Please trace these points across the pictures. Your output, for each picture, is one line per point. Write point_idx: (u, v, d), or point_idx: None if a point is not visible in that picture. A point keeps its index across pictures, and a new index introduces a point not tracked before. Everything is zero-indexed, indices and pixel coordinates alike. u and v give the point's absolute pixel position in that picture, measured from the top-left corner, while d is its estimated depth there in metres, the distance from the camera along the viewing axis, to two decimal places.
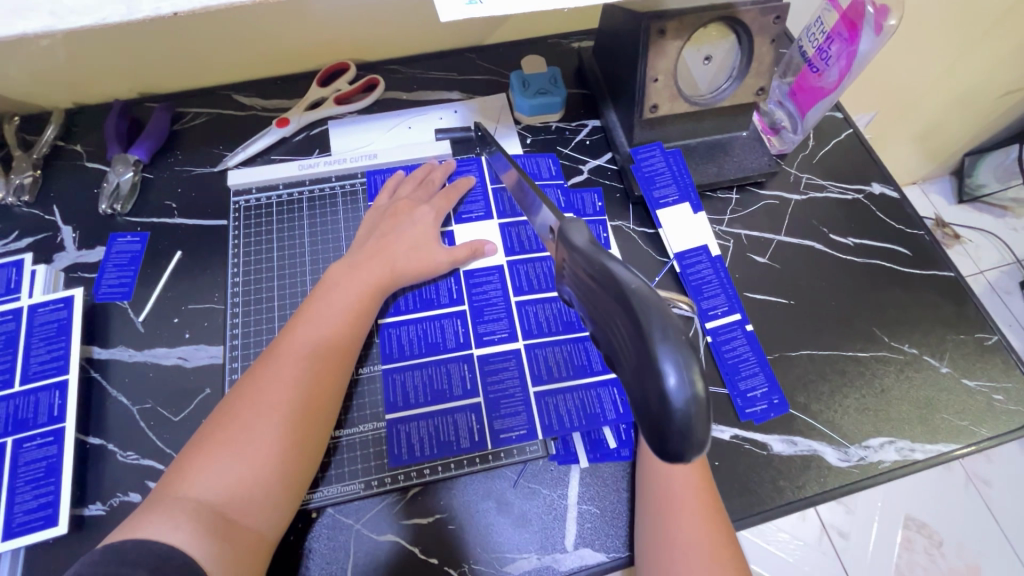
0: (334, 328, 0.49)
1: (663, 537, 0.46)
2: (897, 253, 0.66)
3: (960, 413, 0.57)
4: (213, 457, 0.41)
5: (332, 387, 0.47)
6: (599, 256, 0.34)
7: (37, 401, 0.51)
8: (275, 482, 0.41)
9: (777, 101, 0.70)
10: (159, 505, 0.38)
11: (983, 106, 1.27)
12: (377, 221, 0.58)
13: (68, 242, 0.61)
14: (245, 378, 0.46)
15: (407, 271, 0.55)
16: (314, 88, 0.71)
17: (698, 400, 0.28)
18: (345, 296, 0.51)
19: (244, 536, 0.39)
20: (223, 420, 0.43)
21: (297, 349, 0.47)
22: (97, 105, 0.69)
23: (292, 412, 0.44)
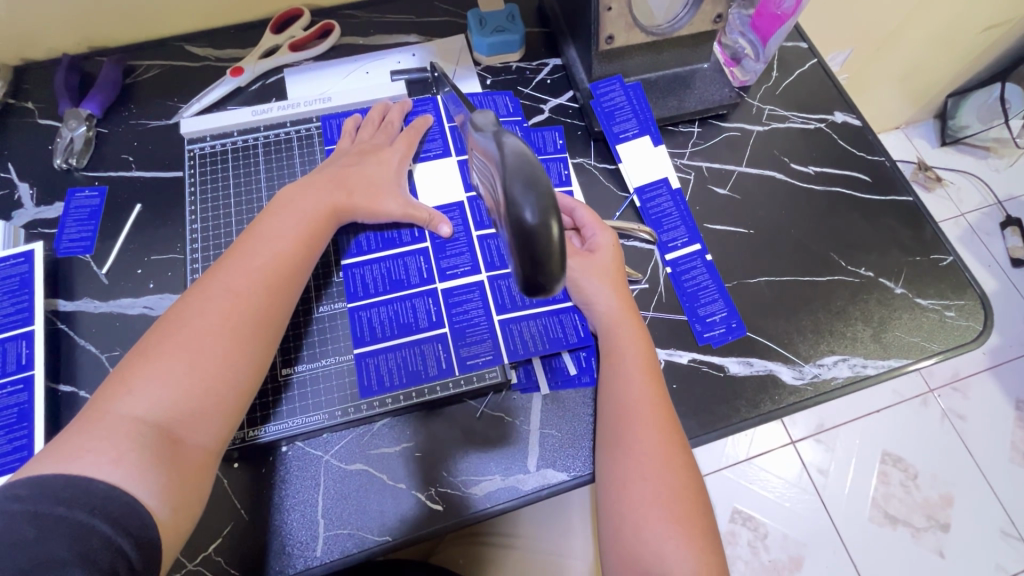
0: (281, 257, 0.49)
1: (620, 454, 0.47)
2: (858, 179, 0.66)
3: (912, 330, 0.59)
4: (151, 377, 0.41)
5: (277, 314, 0.47)
6: (494, 130, 0.38)
7: (4, 351, 0.52)
8: (219, 405, 0.43)
9: (738, 31, 0.68)
10: (96, 424, 0.39)
11: (963, 43, 1.26)
12: (340, 157, 0.58)
13: (26, 199, 0.61)
14: (187, 300, 0.46)
15: (365, 207, 0.55)
16: (267, 35, 0.69)
17: (547, 234, 0.32)
18: (294, 225, 0.51)
19: (185, 457, 0.40)
20: (162, 341, 0.43)
21: (243, 275, 0.47)
22: (45, 61, 0.68)
23: (234, 336, 0.44)
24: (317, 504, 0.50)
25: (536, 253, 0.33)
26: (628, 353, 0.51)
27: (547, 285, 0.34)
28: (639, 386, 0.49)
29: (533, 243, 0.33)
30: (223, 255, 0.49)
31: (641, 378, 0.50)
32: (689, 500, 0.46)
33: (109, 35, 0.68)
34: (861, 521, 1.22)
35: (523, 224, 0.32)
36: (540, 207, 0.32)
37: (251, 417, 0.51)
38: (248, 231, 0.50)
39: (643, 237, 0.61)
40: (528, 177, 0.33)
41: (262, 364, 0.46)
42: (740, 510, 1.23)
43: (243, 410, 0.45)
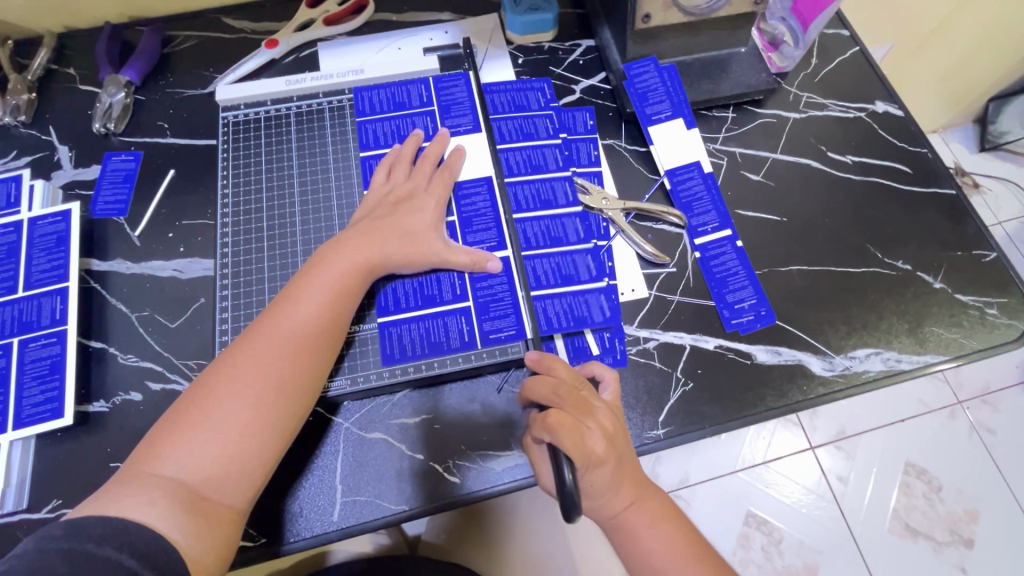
0: (314, 314, 0.48)
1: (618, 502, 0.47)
2: (897, 170, 0.64)
3: (951, 326, 0.57)
4: (186, 439, 0.42)
5: (307, 371, 0.46)
6: None
7: (40, 305, 0.53)
8: (247, 469, 0.43)
9: (779, 17, 0.66)
10: (131, 481, 0.40)
11: (1011, 44, 1.21)
12: (376, 206, 0.55)
13: (65, 160, 0.62)
14: (223, 357, 0.46)
15: (399, 258, 0.52)
16: (302, 9, 0.69)
17: None
18: (325, 283, 0.49)
19: (218, 512, 0.41)
20: (198, 399, 0.43)
21: (276, 335, 0.46)
22: (88, 29, 0.69)
23: (266, 398, 0.44)
24: (335, 469, 0.50)
25: None
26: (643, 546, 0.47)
27: None
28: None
29: None
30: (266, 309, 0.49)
31: (667, 543, 0.47)
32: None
33: (149, 5, 0.69)
34: (881, 532, 1.19)
35: None
36: None
37: None
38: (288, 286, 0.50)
39: (673, 221, 0.60)
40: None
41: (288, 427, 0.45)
42: (755, 514, 1.20)
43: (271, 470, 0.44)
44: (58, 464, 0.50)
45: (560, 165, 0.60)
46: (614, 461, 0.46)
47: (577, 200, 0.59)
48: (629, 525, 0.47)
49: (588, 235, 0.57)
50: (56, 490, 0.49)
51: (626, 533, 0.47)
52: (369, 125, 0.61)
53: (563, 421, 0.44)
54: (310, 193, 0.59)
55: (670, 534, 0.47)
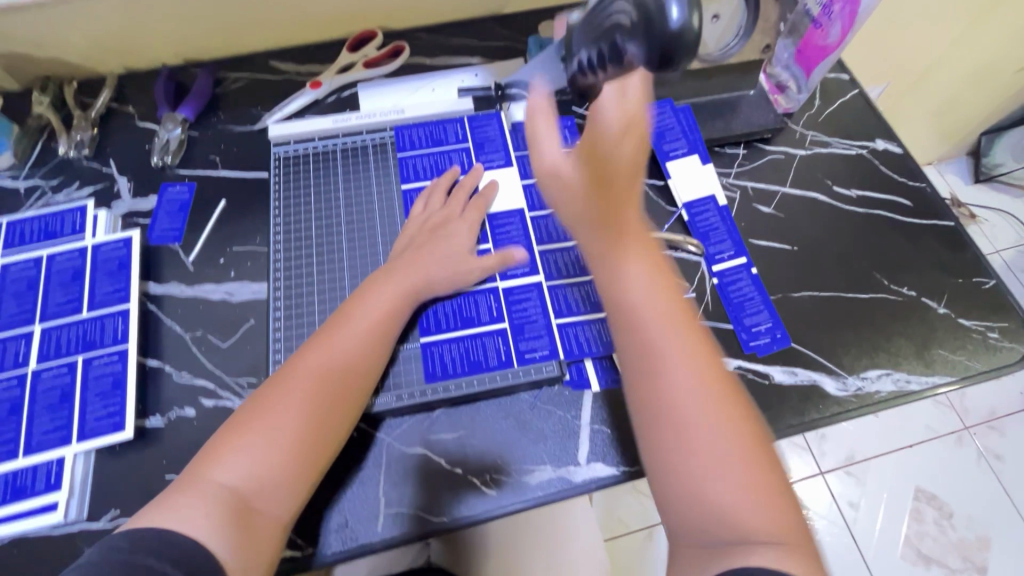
0: (366, 336, 0.52)
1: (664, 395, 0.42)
2: (899, 203, 0.69)
3: (955, 348, 0.60)
4: (241, 450, 0.44)
5: (358, 386, 0.50)
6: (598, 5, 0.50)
7: (103, 325, 0.57)
8: (295, 480, 0.45)
9: (783, 64, 0.71)
10: (189, 489, 0.42)
11: (999, 83, 1.29)
12: (417, 231, 0.60)
13: (125, 191, 0.67)
14: (280, 373, 0.49)
15: (442, 281, 0.57)
16: (344, 53, 0.75)
17: (690, 28, 0.42)
18: (377, 306, 0.53)
19: (263, 525, 0.43)
20: (255, 412, 0.46)
21: (329, 353, 0.50)
22: (147, 71, 0.75)
23: (319, 412, 0.47)
24: (378, 482, 0.53)
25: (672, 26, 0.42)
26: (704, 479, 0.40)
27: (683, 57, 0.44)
28: (750, 511, 0.38)
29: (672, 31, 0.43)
30: (320, 327, 0.53)
31: (709, 409, 0.41)
32: (805, 557, 0.36)
33: (203, 49, 0.75)
34: (893, 558, 1.19)
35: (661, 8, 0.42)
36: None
37: None
38: (340, 308, 0.54)
39: (692, 250, 0.64)
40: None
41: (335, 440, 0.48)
42: None
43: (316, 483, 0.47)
44: (117, 476, 0.52)
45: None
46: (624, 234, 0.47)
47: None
48: (661, 400, 0.42)
49: None
50: (115, 500, 0.52)
51: (653, 365, 0.43)
52: (410, 160, 0.67)
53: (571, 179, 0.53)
54: (355, 223, 0.63)
55: (721, 422, 0.41)
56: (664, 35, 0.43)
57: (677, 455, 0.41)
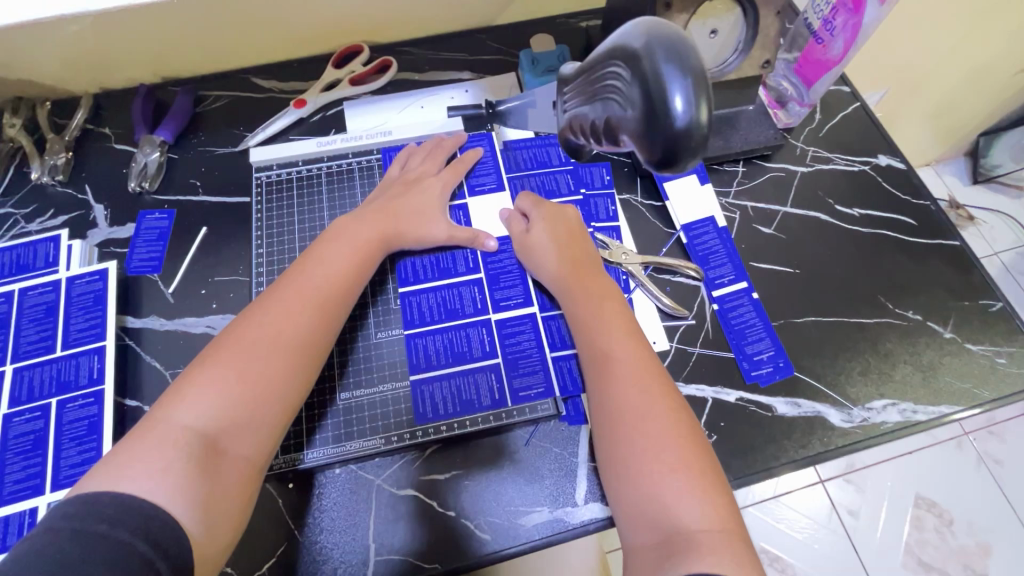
0: (333, 281, 0.53)
1: (619, 409, 0.47)
2: (903, 222, 0.67)
3: (963, 375, 0.59)
4: (204, 390, 0.44)
5: (326, 329, 0.51)
6: (591, 66, 0.41)
7: (77, 365, 0.54)
8: (261, 421, 0.46)
9: (783, 75, 0.70)
10: (150, 434, 0.42)
11: (998, 84, 1.27)
12: (388, 188, 0.61)
13: (101, 219, 0.64)
14: (241, 318, 0.49)
15: (411, 234, 0.58)
16: (329, 69, 0.72)
17: (700, 125, 0.34)
18: (343, 255, 0.54)
19: (230, 463, 0.43)
20: (218, 352, 0.47)
21: (295, 301, 0.50)
22: (123, 90, 0.72)
23: (286, 347, 0.48)
24: (367, 528, 0.51)
25: (675, 131, 0.35)
26: (659, 488, 0.43)
27: (688, 161, 0.37)
28: (685, 503, 0.42)
29: (674, 135, 0.35)
30: (283, 274, 0.53)
31: (649, 418, 0.46)
32: (735, 543, 0.40)
33: (182, 67, 0.72)
34: (894, 566, 1.18)
35: (664, 103, 0.34)
36: (696, 97, 0.33)
37: (296, 440, 0.52)
38: (304, 255, 0.55)
39: (690, 274, 0.62)
40: (672, 46, 0.34)
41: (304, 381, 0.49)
42: (767, 550, 1.19)
43: (285, 427, 0.48)
44: None
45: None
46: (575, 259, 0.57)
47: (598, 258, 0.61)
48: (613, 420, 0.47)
49: None
50: None
51: (602, 382, 0.49)
52: None
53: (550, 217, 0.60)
54: None
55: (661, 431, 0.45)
56: (668, 135, 0.35)
57: (622, 461, 0.45)
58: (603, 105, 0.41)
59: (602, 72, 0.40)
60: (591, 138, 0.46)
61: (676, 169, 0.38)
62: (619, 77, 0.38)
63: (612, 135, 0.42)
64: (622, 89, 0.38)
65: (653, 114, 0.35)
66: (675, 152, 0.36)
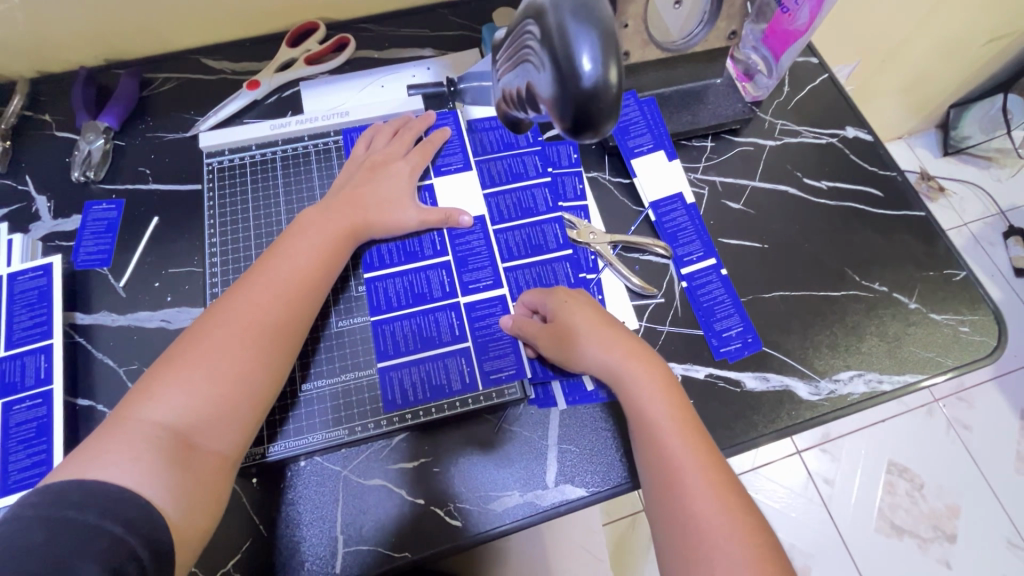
0: (305, 269, 0.51)
1: (670, 486, 0.44)
2: (870, 194, 0.67)
3: (928, 345, 0.59)
4: (174, 384, 0.43)
5: (300, 318, 0.50)
6: (514, 28, 0.41)
7: (23, 365, 0.52)
8: (237, 411, 0.44)
9: (750, 47, 0.68)
10: (118, 429, 0.40)
11: (968, 54, 1.27)
12: (354, 171, 0.59)
13: (44, 211, 0.61)
14: (209, 313, 0.47)
15: (380, 222, 0.56)
16: (284, 48, 0.69)
17: (607, 83, 0.34)
18: (314, 244, 0.53)
19: (205, 457, 0.42)
20: (188, 346, 0.45)
21: (268, 289, 0.49)
22: (62, 73, 0.68)
23: (261, 340, 0.47)
24: (335, 520, 0.50)
25: (584, 90, 0.34)
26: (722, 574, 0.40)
27: (600, 124, 0.36)
28: None
29: (582, 94, 0.34)
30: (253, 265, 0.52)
31: (704, 494, 0.43)
32: None
33: (125, 47, 0.68)
34: (867, 531, 1.22)
35: (570, 58, 0.34)
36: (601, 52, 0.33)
37: (258, 436, 0.51)
38: (273, 246, 0.53)
39: (659, 252, 0.61)
40: (580, 2, 0.34)
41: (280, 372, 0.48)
42: None
43: (260, 421, 0.46)
44: None
45: (549, 205, 0.62)
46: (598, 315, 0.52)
47: (566, 240, 0.60)
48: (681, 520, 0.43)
49: (579, 281, 0.59)
50: None
51: (653, 452, 0.46)
52: None
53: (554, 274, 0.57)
54: None
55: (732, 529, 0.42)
56: (576, 94, 0.34)
57: (697, 573, 0.41)
58: (524, 70, 0.40)
59: (520, 30, 0.39)
60: (519, 107, 0.46)
61: (594, 137, 0.37)
62: (533, 38, 0.37)
63: (533, 102, 0.41)
64: (535, 52, 0.37)
65: (560, 75, 0.35)
66: (584, 117, 0.35)
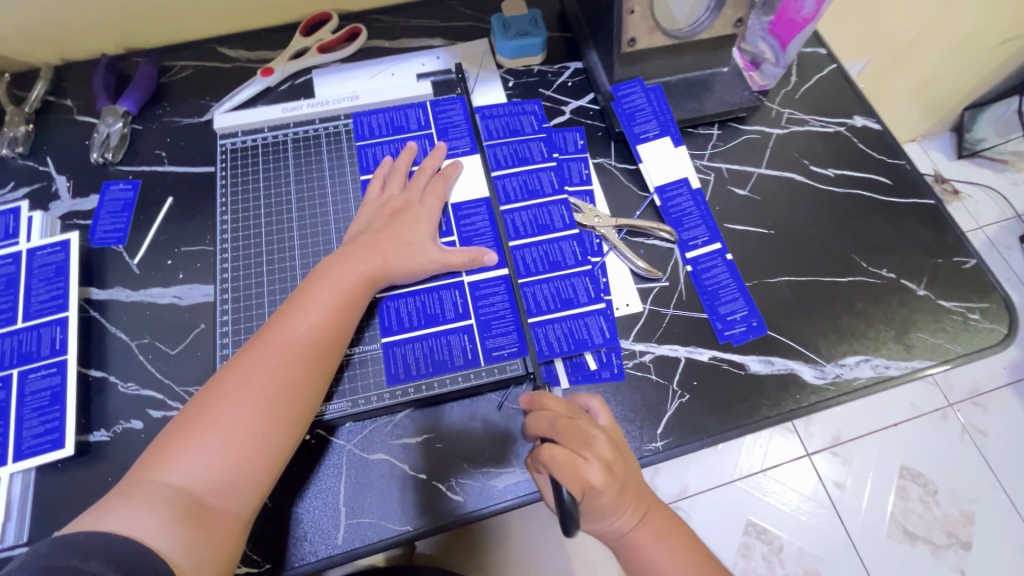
0: (321, 323, 0.49)
1: None
2: (878, 182, 0.67)
3: (936, 331, 0.59)
4: (192, 448, 0.43)
5: (316, 374, 0.48)
6: None
7: (40, 336, 0.53)
8: (250, 476, 0.44)
9: (757, 36, 0.68)
10: (137, 487, 0.41)
11: (983, 56, 1.26)
12: (372, 217, 0.57)
13: (63, 191, 0.63)
14: (228, 366, 0.47)
15: (399, 267, 0.54)
16: (297, 38, 0.70)
17: None
18: (337, 299, 0.51)
19: (220, 518, 0.42)
20: (207, 405, 0.45)
21: (286, 342, 0.48)
22: (84, 60, 0.70)
23: (277, 398, 0.46)
24: (338, 492, 0.50)
25: None
26: None
27: None
28: None
29: None
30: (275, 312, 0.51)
31: None
32: None
33: (144, 35, 0.70)
34: (880, 537, 1.20)
35: None
36: None
37: None
38: (292, 296, 0.51)
39: (663, 237, 0.61)
40: None
41: (296, 429, 0.47)
42: (755, 523, 1.21)
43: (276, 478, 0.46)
44: (58, 494, 0.49)
45: (555, 187, 0.62)
46: (619, 496, 0.47)
47: (573, 222, 0.60)
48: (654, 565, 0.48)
49: (585, 258, 0.59)
50: (56, 522, 0.49)
51: None
52: (369, 149, 0.64)
53: (560, 456, 0.45)
54: (308, 216, 0.60)
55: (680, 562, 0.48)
56: None
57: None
58: None
59: None
60: None
61: None
62: None
63: None
64: None
65: None
66: None
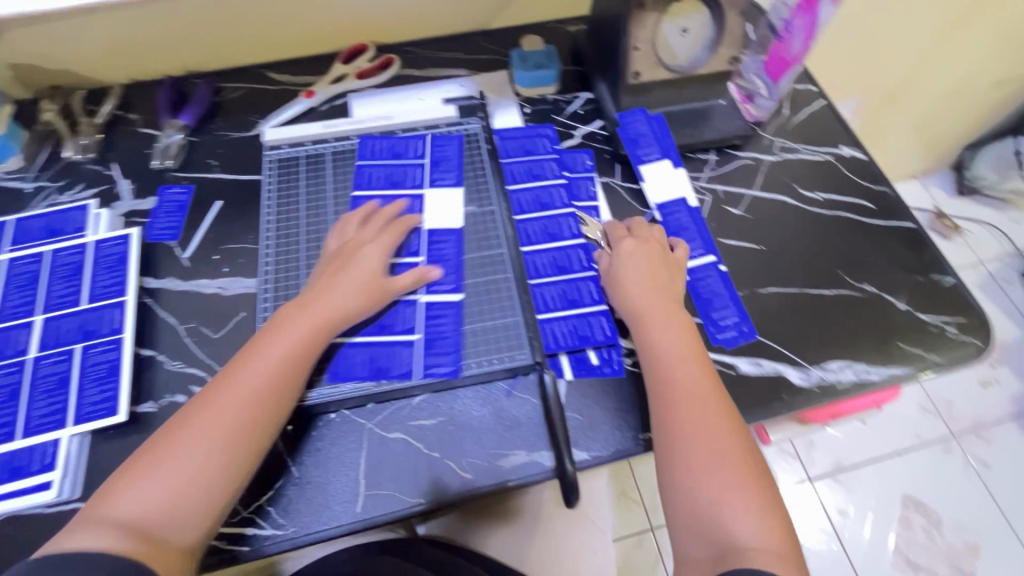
0: (274, 363, 0.52)
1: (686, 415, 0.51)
2: (863, 206, 0.72)
3: (915, 341, 0.63)
4: (144, 482, 0.45)
5: (267, 412, 0.50)
6: None
7: (101, 316, 0.60)
8: (197, 507, 0.46)
9: (752, 74, 0.75)
10: (88, 521, 0.44)
11: (975, 98, 1.33)
12: (326, 265, 0.61)
13: (126, 192, 0.70)
14: (186, 408, 0.50)
15: (357, 311, 0.57)
16: (337, 65, 0.79)
17: None
18: (291, 338, 0.54)
19: (166, 547, 0.44)
20: (163, 443, 0.48)
21: (241, 381, 0.51)
22: (150, 80, 0.79)
23: (228, 435, 0.48)
24: (359, 464, 0.55)
25: None
26: (731, 511, 0.46)
27: None
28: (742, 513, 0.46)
29: None
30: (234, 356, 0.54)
31: (708, 421, 0.50)
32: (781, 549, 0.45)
33: (204, 60, 0.79)
34: (882, 566, 1.20)
35: None
36: None
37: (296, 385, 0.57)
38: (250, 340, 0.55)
39: None
40: None
41: (247, 464, 0.49)
42: None
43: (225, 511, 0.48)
44: (108, 457, 0.55)
45: (564, 201, 0.69)
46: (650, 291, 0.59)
47: (580, 232, 0.67)
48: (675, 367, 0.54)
49: (590, 264, 0.65)
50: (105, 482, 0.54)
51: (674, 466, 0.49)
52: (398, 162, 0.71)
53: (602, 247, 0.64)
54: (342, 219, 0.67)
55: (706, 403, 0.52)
56: None
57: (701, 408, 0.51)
58: None
59: None
60: None
61: None
62: None
63: None
64: None
65: None
66: None
